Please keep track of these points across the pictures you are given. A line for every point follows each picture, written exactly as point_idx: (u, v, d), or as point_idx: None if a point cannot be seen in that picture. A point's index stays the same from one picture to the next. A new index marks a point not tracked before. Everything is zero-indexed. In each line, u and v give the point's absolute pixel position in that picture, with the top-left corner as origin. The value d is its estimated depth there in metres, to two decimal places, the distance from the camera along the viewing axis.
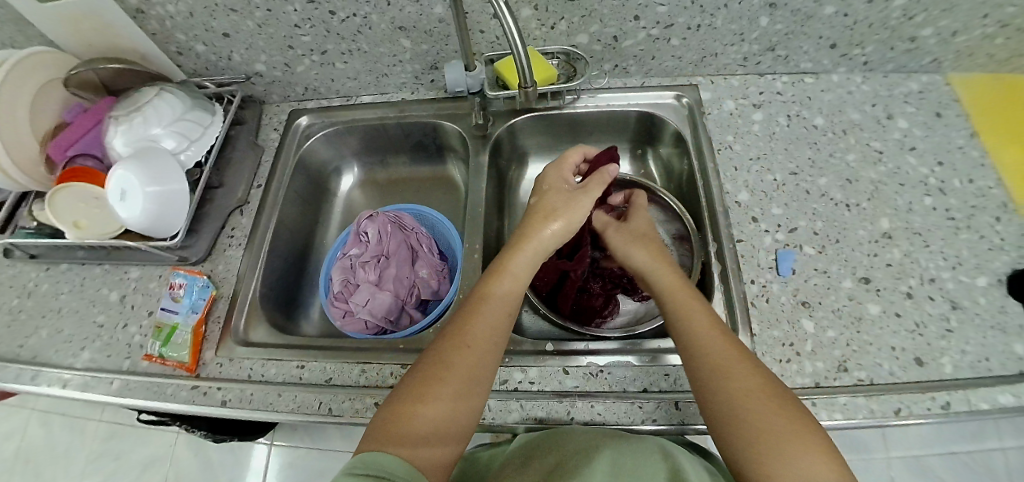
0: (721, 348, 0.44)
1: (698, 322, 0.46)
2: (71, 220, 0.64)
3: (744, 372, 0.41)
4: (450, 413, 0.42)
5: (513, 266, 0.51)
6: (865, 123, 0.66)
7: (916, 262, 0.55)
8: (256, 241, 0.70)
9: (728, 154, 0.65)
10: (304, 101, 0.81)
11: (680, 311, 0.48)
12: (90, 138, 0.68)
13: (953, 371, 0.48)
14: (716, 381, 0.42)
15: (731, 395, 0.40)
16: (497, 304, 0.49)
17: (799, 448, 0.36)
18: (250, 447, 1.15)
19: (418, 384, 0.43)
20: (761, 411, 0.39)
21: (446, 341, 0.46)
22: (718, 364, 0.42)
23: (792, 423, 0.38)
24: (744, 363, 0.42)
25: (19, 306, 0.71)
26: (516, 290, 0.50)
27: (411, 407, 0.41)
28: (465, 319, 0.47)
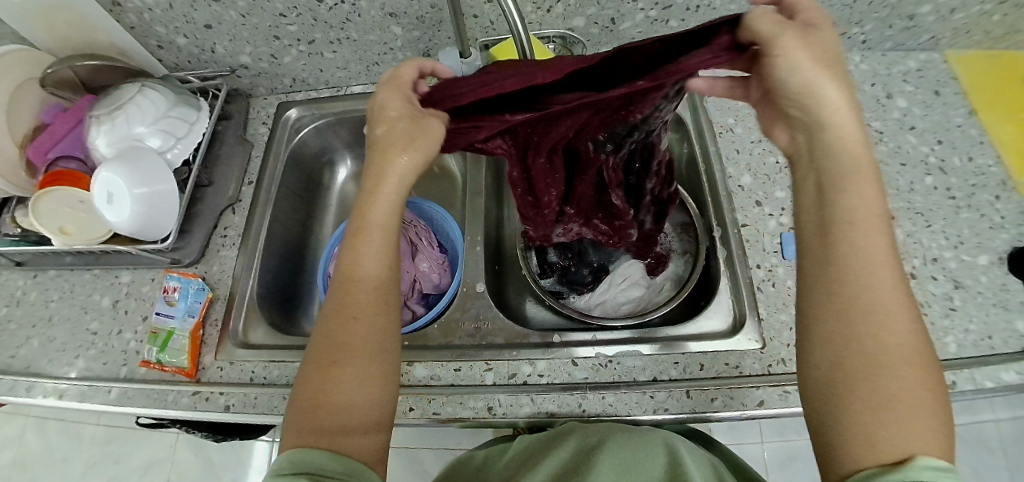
0: (879, 267, 0.33)
1: (868, 236, 0.33)
2: (57, 227, 0.62)
3: (890, 311, 0.32)
4: (362, 387, 0.39)
5: (372, 220, 0.44)
6: (865, 103, 0.66)
7: (919, 242, 0.55)
8: (250, 240, 0.68)
9: (729, 137, 0.65)
10: (291, 93, 0.79)
11: (853, 208, 0.34)
12: (69, 139, 0.65)
13: (957, 350, 0.48)
14: (852, 304, 0.32)
15: (862, 331, 0.32)
16: (367, 262, 0.43)
17: (914, 416, 0.29)
18: (252, 445, 1.15)
19: (318, 373, 0.39)
20: (885, 364, 0.31)
21: (332, 320, 0.42)
22: (873, 297, 0.32)
23: (915, 376, 0.31)
24: (898, 294, 0.33)
25: (7, 316, 0.69)
26: (389, 241, 0.44)
27: (319, 396, 0.38)
28: (343, 291, 0.43)
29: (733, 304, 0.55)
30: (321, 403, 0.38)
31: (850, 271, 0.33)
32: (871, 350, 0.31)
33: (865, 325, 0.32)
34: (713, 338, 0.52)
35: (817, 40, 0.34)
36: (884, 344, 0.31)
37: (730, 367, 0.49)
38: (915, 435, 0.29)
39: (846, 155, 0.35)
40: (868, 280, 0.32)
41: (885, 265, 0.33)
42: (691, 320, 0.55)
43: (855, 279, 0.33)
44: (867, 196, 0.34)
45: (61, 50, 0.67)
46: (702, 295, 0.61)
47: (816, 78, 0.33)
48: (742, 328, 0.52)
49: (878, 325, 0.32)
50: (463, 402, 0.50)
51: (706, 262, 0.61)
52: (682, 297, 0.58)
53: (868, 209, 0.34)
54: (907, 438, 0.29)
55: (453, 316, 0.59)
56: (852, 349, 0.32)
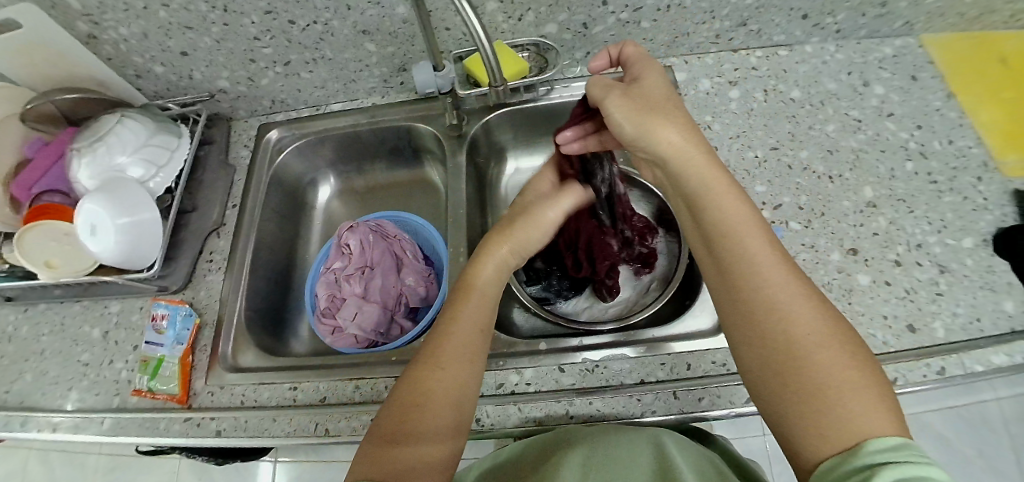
0: (774, 271, 0.37)
1: (757, 250, 0.38)
2: (42, 260, 0.61)
3: (802, 308, 0.35)
4: (442, 429, 0.41)
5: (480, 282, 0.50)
6: (841, 93, 0.66)
7: (902, 229, 0.55)
8: (237, 263, 0.68)
9: (707, 134, 0.65)
10: (272, 114, 0.79)
11: (737, 228, 0.39)
12: (54, 173, 0.65)
13: (946, 335, 0.48)
14: (768, 312, 0.35)
15: (781, 335, 0.35)
16: (471, 316, 0.47)
17: (858, 399, 0.31)
18: (256, 466, 1.14)
19: (405, 404, 0.41)
20: (815, 357, 0.33)
21: (428, 357, 0.45)
22: (773, 298, 0.36)
23: (846, 362, 0.33)
24: (801, 289, 0.36)
25: (0, 351, 0.69)
26: (488, 304, 0.49)
27: (401, 427, 0.40)
28: (443, 332, 0.46)
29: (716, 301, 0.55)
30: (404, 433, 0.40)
31: (743, 272, 0.37)
32: (795, 349, 0.34)
33: (782, 330, 0.35)
34: (699, 337, 0.52)
35: (638, 91, 0.43)
36: (798, 335, 0.34)
37: (717, 365, 0.49)
38: (869, 418, 0.30)
39: (695, 175, 0.41)
40: (770, 288, 0.36)
41: (779, 269, 0.37)
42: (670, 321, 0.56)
43: (755, 290, 0.36)
44: (743, 221, 0.39)
45: (39, 85, 0.68)
46: (687, 295, 0.61)
47: (645, 119, 0.41)
48: None
49: (796, 325, 0.34)
50: None
51: (689, 261, 0.61)
52: (667, 297, 0.59)
53: (745, 227, 0.39)
54: (858, 423, 0.30)
55: None
56: (775, 354, 0.35)
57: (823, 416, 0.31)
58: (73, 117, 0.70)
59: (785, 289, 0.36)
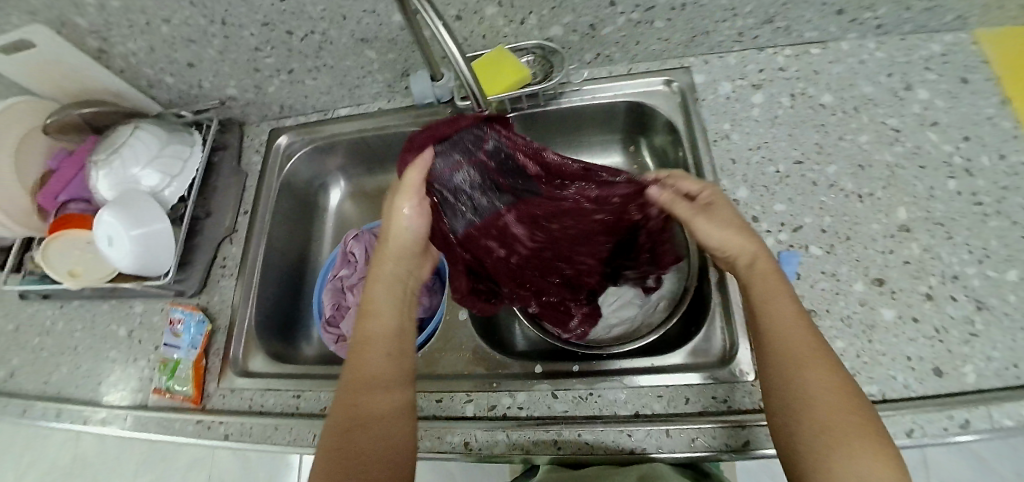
0: (798, 338, 0.40)
1: (779, 315, 0.42)
2: (66, 269, 0.65)
3: (819, 370, 0.38)
4: (383, 441, 0.41)
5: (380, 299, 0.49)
6: (879, 98, 0.60)
7: (938, 258, 0.50)
8: (246, 269, 0.70)
9: (724, 145, 0.60)
10: (282, 119, 0.80)
11: (764, 297, 0.43)
12: (77, 182, 0.69)
13: (976, 381, 0.43)
14: (790, 372, 0.39)
15: (802, 393, 0.37)
16: (378, 329, 0.47)
17: (859, 453, 0.34)
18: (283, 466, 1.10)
19: (341, 426, 0.41)
20: (821, 410, 0.36)
21: (351, 374, 0.44)
22: (799, 356, 0.39)
23: (854, 420, 0.36)
24: (821, 349, 0.40)
25: (41, 345, 0.74)
26: (395, 309, 0.49)
27: (341, 449, 0.40)
28: (360, 348, 0.46)
29: (724, 333, 0.52)
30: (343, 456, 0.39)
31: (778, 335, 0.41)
32: (812, 403, 0.37)
33: (802, 388, 0.38)
34: (702, 369, 0.49)
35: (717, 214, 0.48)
36: (826, 393, 0.37)
37: (717, 400, 0.47)
38: (862, 470, 0.33)
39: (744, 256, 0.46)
40: (792, 351, 0.39)
41: (806, 339, 0.40)
42: (677, 348, 0.53)
43: (780, 351, 0.40)
44: (779, 298, 0.43)
45: (60, 96, 0.70)
46: (695, 321, 0.58)
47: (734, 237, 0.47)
48: (736, 354, 0.49)
49: (814, 384, 0.38)
50: (442, 436, 0.50)
51: (699, 281, 0.58)
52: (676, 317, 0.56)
53: (773, 298, 0.43)
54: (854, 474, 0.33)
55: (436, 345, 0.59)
56: (789, 406, 0.38)
57: (850, 461, 0.34)
58: (94, 125, 0.72)
59: (807, 353, 0.39)
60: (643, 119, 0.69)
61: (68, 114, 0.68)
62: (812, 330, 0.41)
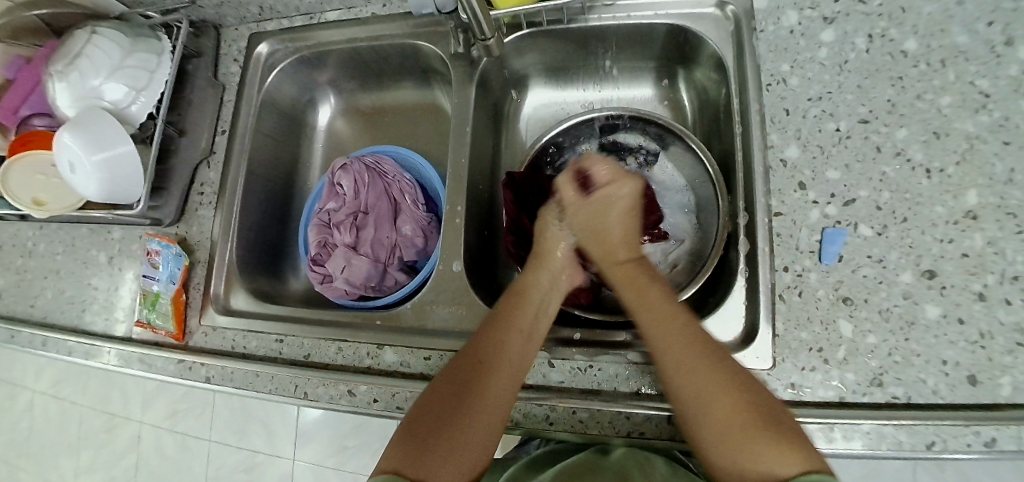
0: (679, 335, 0.40)
1: (654, 310, 0.43)
2: (30, 197, 0.60)
3: (706, 367, 0.38)
4: (477, 435, 0.39)
5: (533, 294, 0.48)
6: (972, 51, 0.47)
7: (1000, 255, 0.42)
8: (226, 197, 0.64)
9: (779, 91, 0.50)
10: (263, 22, 0.69)
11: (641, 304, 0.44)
12: (36, 95, 0.61)
13: (1012, 395, 0.39)
14: (678, 383, 0.38)
15: (699, 396, 0.37)
16: (526, 320, 0.46)
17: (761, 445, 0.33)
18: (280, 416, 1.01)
19: (450, 393, 0.41)
20: (718, 410, 0.36)
21: (483, 345, 0.44)
22: (677, 354, 0.39)
23: (742, 416, 0.35)
24: (695, 344, 0.39)
25: (25, 266, 0.72)
26: (545, 312, 0.48)
27: (439, 418, 0.39)
28: (501, 326, 0.45)
29: (747, 314, 0.47)
30: (441, 427, 0.39)
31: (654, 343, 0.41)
32: (706, 407, 0.36)
33: (694, 391, 0.37)
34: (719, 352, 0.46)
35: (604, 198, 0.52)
36: (712, 399, 0.36)
37: None
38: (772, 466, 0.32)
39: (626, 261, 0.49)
40: (689, 354, 0.39)
41: (680, 336, 0.40)
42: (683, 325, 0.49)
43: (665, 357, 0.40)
44: (651, 296, 0.44)
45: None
46: (713, 291, 0.54)
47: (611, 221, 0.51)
48: (754, 338, 0.45)
49: (709, 386, 0.37)
50: None
51: (724, 250, 0.53)
52: (700, 283, 0.51)
53: (648, 299, 0.44)
54: (762, 466, 0.32)
55: (426, 297, 0.54)
56: (693, 411, 0.37)
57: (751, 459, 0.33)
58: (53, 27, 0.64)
59: (696, 351, 0.39)
60: (689, 48, 0.59)
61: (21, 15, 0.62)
62: (688, 327, 0.41)
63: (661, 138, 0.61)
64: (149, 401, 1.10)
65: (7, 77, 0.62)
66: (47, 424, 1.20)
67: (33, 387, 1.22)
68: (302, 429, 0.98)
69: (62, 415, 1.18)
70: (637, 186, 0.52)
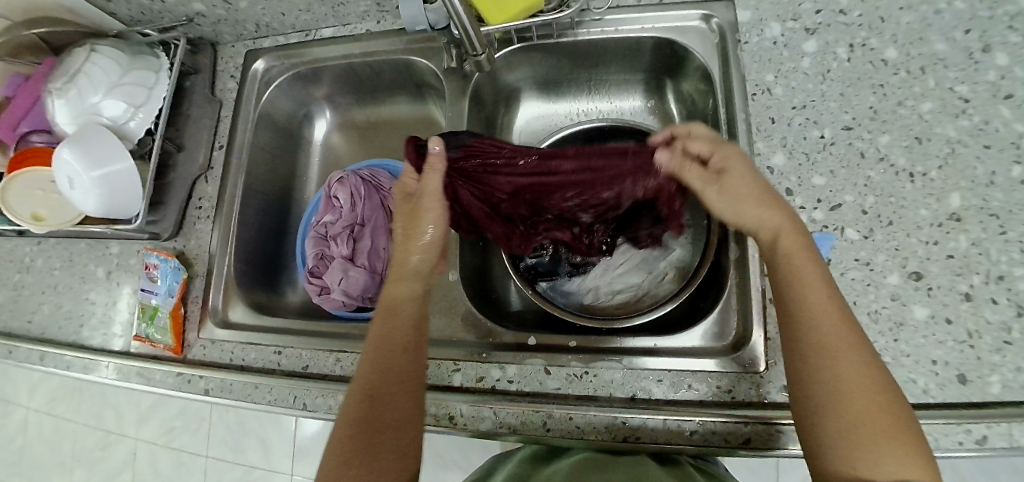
0: (838, 332, 0.37)
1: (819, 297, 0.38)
2: (28, 213, 0.60)
3: (848, 352, 0.36)
4: (395, 448, 0.41)
5: (401, 299, 0.47)
6: (950, 58, 0.49)
7: (985, 255, 0.43)
8: (223, 211, 0.65)
9: (764, 100, 0.51)
10: (259, 39, 0.70)
11: (793, 270, 0.39)
12: (36, 112, 0.62)
13: (1001, 393, 0.40)
14: (806, 360, 0.37)
15: (829, 379, 0.35)
16: (401, 332, 0.45)
17: (887, 446, 0.32)
18: (275, 434, 1.00)
19: (354, 428, 0.41)
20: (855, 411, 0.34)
21: (365, 373, 0.43)
22: (826, 344, 0.36)
23: (876, 417, 0.33)
24: (851, 339, 0.36)
25: (22, 282, 0.72)
26: (420, 311, 0.47)
27: (348, 455, 0.40)
28: (376, 349, 0.44)
29: (737, 319, 0.48)
30: (351, 465, 0.40)
31: (808, 324, 0.37)
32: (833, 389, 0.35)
33: (832, 387, 0.35)
34: (710, 355, 0.46)
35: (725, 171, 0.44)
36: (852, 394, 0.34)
37: (720, 390, 0.44)
38: (881, 464, 0.32)
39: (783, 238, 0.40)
40: (831, 336, 0.36)
41: (835, 319, 0.37)
42: (671, 330, 0.50)
43: (806, 332, 0.37)
44: (808, 272, 0.39)
45: (7, 13, 0.63)
46: (705, 297, 0.54)
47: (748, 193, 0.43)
48: (745, 343, 0.46)
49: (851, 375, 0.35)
50: (427, 408, 0.49)
51: (717, 256, 0.53)
52: (692, 290, 0.51)
53: (807, 277, 0.39)
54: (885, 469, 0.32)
55: None
56: (832, 398, 0.35)
57: (865, 463, 0.32)
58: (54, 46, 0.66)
59: (839, 341, 0.36)
60: (676, 58, 0.60)
61: (21, 34, 0.63)
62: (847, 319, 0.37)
63: None
64: (144, 417, 1.10)
65: (6, 95, 0.63)
66: (41, 441, 1.18)
67: (27, 405, 1.20)
68: (300, 443, 0.97)
69: (57, 431, 1.16)
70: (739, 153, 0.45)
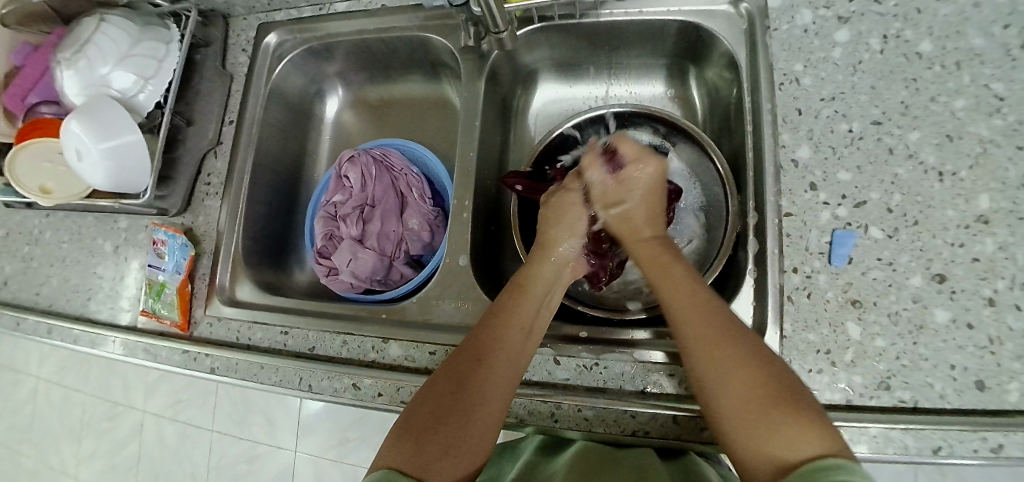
0: (700, 315, 0.39)
1: (677, 286, 0.42)
2: (36, 185, 0.60)
3: (719, 336, 0.37)
4: (477, 429, 0.38)
5: (533, 286, 0.47)
6: (988, 53, 0.47)
7: (1012, 259, 0.42)
8: (232, 188, 0.64)
9: (791, 91, 0.50)
10: (272, 13, 0.69)
11: (660, 275, 0.44)
12: (45, 82, 0.61)
13: (1020, 401, 0.39)
14: (689, 353, 0.38)
15: (709, 363, 0.36)
16: (524, 314, 0.45)
17: (778, 420, 0.31)
18: (279, 412, 1.01)
19: (450, 387, 0.39)
20: (733, 388, 0.34)
21: (479, 342, 0.42)
22: (699, 330, 0.38)
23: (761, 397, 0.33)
24: (718, 322, 0.38)
25: (31, 254, 0.72)
26: (545, 306, 0.47)
27: (433, 419, 0.37)
28: (496, 323, 0.44)
29: (753, 316, 0.47)
30: (435, 425, 0.37)
31: (675, 318, 0.40)
32: (717, 374, 0.36)
33: (713, 365, 0.36)
34: None
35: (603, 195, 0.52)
36: (731, 378, 0.35)
37: None
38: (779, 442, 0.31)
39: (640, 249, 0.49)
40: (703, 324, 0.38)
41: (697, 306, 0.40)
42: None
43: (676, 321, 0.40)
44: (675, 275, 0.43)
45: None
46: (719, 292, 0.53)
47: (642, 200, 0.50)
48: None
49: (726, 364, 0.36)
50: None
51: (733, 250, 0.52)
52: (706, 284, 0.51)
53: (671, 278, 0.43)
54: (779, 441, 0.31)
55: (433, 291, 0.54)
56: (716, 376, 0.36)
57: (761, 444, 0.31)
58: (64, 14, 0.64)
59: (711, 332, 0.38)
60: (701, 44, 0.58)
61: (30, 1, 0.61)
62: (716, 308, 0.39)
63: (672, 136, 0.60)
64: (151, 390, 1.11)
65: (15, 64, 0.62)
66: (49, 409, 1.20)
67: (37, 373, 1.22)
68: (303, 421, 0.98)
69: (66, 401, 1.18)
70: (659, 168, 0.51)
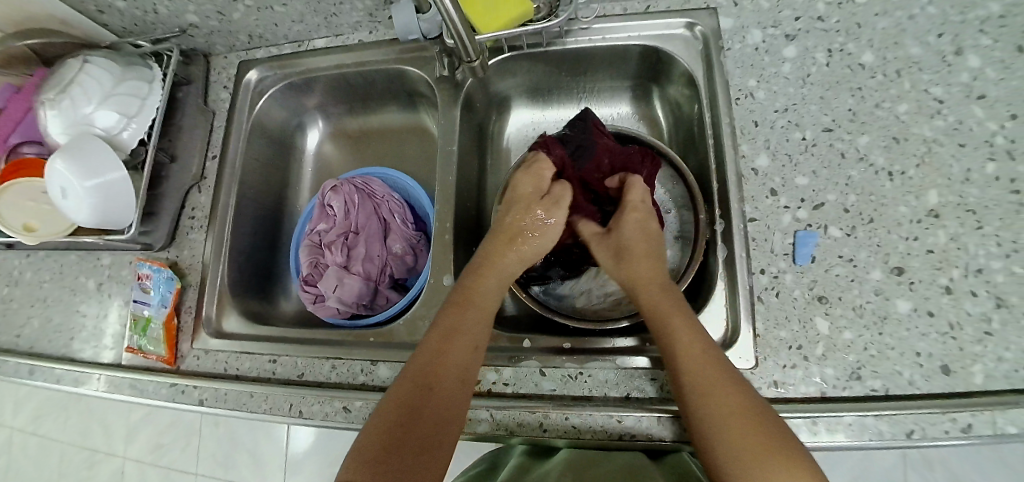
0: (704, 362, 0.41)
1: (687, 341, 0.42)
2: (20, 223, 0.60)
3: (719, 380, 0.39)
4: (434, 446, 0.39)
5: (476, 299, 0.49)
6: (925, 61, 0.51)
7: (963, 249, 0.45)
8: (217, 221, 0.65)
9: (747, 105, 0.53)
10: (252, 51, 0.71)
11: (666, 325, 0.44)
12: (27, 122, 0.62)
13: (984, 382, 0.41)
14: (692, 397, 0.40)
15: (711, 409, 0.38)
16: (469, 331, 0.46)
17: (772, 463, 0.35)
18: (267, 447, 0.98)
19: (401, 411, 0.40)
20: (733, 424, 0.37)
21: (425, 363, 0.43)
22: (700, 380, 0.40)
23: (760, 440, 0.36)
24: (719, 373, 0.40)
25: (10, 295, 0.71)
26: (488, 317, 0.48)
27: (387, 446, 0.38)
28: (440, 342, 0.45)
29: (728, 319, 0.49)
30: (388, 451, 0.38)
31: (686, 363, 0.41)
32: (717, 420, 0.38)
33: (713, 410, 0.38)
34: None
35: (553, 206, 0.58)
36: (732, 417, 0.37)
37: None
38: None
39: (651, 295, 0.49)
40: (703, 377, 0.40)
41: (700, 354, 0.41)
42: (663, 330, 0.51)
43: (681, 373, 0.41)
44: (681, 329, 0.43)
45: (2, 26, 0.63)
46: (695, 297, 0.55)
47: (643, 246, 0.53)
48: (736, 340, 0.47)
49: (727, 404, 0.38)
50: None
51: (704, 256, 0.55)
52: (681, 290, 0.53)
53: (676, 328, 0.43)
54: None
55: (419, 311, 0.55)
56: (719, 420, 0.38)
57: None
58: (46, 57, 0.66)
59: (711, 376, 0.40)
60: (661, 66, 0.62)
61: (13, 47, 0.63)
62: (715, 361, 0.41)
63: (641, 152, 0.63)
64: (132, 433, 1.07)
65: None
66: (25, 459, 1.16)
67: (11, 423, 1.18)
68: (293, 454, 0.96)
69: (42, 450, 1.14)
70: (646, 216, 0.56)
